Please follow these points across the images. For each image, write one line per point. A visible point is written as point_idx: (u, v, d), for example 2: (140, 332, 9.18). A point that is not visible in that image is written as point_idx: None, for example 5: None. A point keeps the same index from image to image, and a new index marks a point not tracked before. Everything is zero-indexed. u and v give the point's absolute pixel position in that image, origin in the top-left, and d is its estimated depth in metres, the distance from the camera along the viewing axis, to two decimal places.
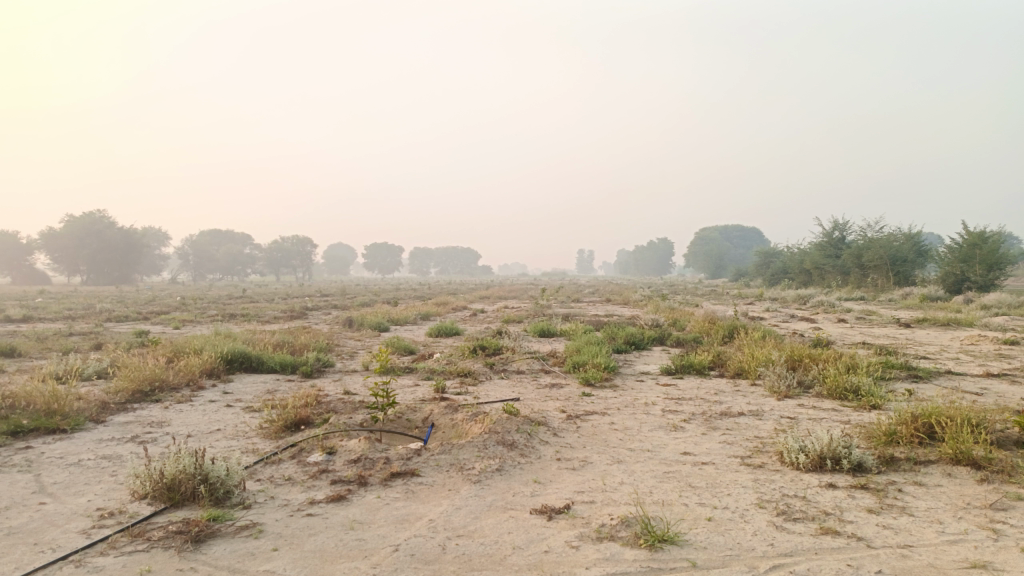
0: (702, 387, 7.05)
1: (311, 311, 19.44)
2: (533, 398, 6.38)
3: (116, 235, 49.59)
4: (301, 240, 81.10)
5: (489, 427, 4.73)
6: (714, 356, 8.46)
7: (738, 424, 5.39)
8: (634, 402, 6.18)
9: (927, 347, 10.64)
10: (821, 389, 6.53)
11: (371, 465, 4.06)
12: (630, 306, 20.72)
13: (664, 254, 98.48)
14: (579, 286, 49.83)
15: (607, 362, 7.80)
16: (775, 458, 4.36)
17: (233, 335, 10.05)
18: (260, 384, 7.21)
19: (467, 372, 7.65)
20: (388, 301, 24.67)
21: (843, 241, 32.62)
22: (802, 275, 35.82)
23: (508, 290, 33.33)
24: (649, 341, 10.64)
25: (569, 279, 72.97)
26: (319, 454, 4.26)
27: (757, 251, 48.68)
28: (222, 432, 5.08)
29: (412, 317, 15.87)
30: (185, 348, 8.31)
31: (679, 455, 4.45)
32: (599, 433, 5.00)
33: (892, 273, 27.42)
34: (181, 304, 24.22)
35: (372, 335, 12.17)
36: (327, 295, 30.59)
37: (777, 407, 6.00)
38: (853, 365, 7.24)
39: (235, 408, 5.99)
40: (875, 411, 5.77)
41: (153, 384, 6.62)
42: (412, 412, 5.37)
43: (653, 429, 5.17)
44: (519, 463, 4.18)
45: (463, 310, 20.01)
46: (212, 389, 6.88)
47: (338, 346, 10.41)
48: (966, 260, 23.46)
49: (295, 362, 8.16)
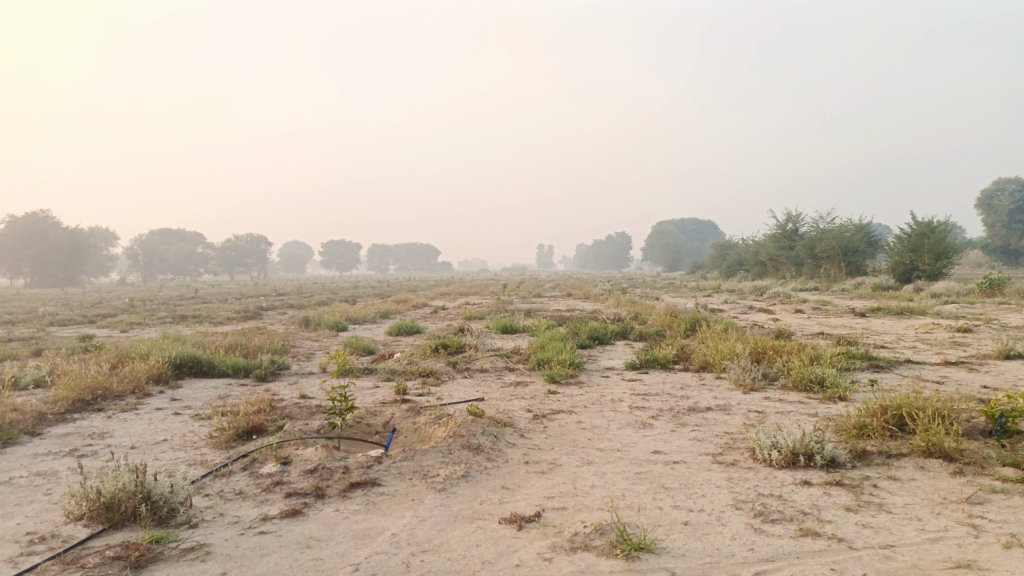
0: (668, 382, 6.96)
1: (267, 311, 18.96)
2: (497, 397, 6.20)
3: (61, 236, 47.92)
4: (256, 238, 79.50)
5: (453, 430, 4.54)
6: (679, 349, 8.39)
7: (707, 419, 5.29)
8: (601, 400, 6.04)
9: (885, 337, 10.78)
10: (786, 381, 6.49)
11: (329, 475, 3.84)
12: (591, 300, 20.68)
13: (622, 247, 99.28)
14: (539, 280, 49.83)
15: (572, 358, 7.67)
16: (747, 454, 4.26)
17: (183, 337, 9.66)
18: (211, 389, 6.89)
19: (429, 372, 7.43)
20: (347, 299, 24.24)
21: (796, 232, 33.18)
22: (757, 267, 36.36)
23: (468, 286, 33.14)
24: (612, 335, 10.55)
25: (530, 272, 72.90)
26: (273, 464, 4.02)
27: (713, 243, 49.32)
28: (169, 443, 4.78)
29: (371, 315, 15.55)
30: (130, 352, 7.92)
31: (650, 454, 4.32)
32: (567, 433, 4.85)
33: (844, 263, 27.97)
34: (131, 305, 23.44)
35: (330, 335, 11.85)
36: (283, 294, 30.03)
37: (744, 401, 5.94)
38: (817, 356, 7.23)
39: (184, 416, 5.68)
40: (842, 403, 5.74)
41: (95, 393, 6.26)
42: (372, 416, 5.15)
43: (622, 427, 5.04)
44: (486, 468, 4.00)
45: (423, 307, 19.75)
46: (160, 396, 6.54)
47: (295, 347, 10.09)
48: (915, 250, 24.02)
49: (248, 365, 7.84)
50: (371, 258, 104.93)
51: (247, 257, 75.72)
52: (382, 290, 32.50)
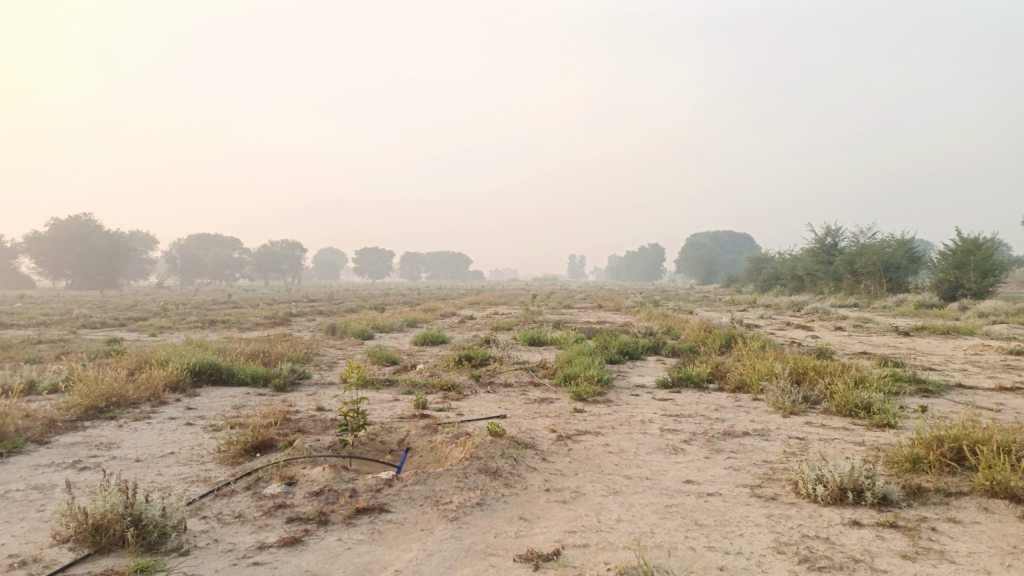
0: (702, 402, 6.60)
1: (295, 318, 18.93)
2: (520, 415, 5.91)
3: (102, 240, 48.92)
4: (291, 244, 80.43)
5: (470, 451, 4.27)
6: (713, 367, 8.01)
7: (744, 445, 4.94)
8: (630, 420, 5.72)
9: (932, 358, 10.23)
10: (829, 405, 6.09)
11: (335, 499, 3.59)
12: (622, 313, 20.24)
13: (655, 259, 98.36)
14: (570, 290, 49.38)
15: (600, 374, 7.35)
16: (788, 487, 3.91)
17: (207, 343, 9.54)
18: (228, 399, 6.71)
19: (451, 386, 7.18)
20: (377, 307, 24.16)
21: (834, 247, 32.37)
22: (795, 281, 35.52)
23: (499, 295, 32.93)
24: (643, 351, 10.19)
25: (562, 283, 72.66)
26: (277, 484, 3.78)
27: (749, 257, 48.39)
28: (175, 457, 4.58)
29: (398, 324, 15.37)
30: (150, 358, 7.81)
31: (682, 484, 3.99)
32: (593, 458, 4.54)
33: (885, 279, 27.13)
34: (165, 309, 23.65)
35: (355, 343, 11.67)
36: (313, 301, 30.05)
37: (784, 426, 5.56)
38: (862, 379, 6.80)
39: (196, 427, 5.49)
40: (890, 431, 5.33)
41: (109, 400, 6.11)
42: (387, 432, 4.90)
43: (651, 452, 4.71)
44: (503, 496, 3.71)
45: (451, 316, 19.51)
46: (174, 405, 6.38)
47: (318, 355, 9.92)
48: (960, 266, 23.16)
49: (268, 374, 7.66)
50: (404, 265, 105.50)
51: (281, 263, 76.60)
52: (412, 299, 32.41)
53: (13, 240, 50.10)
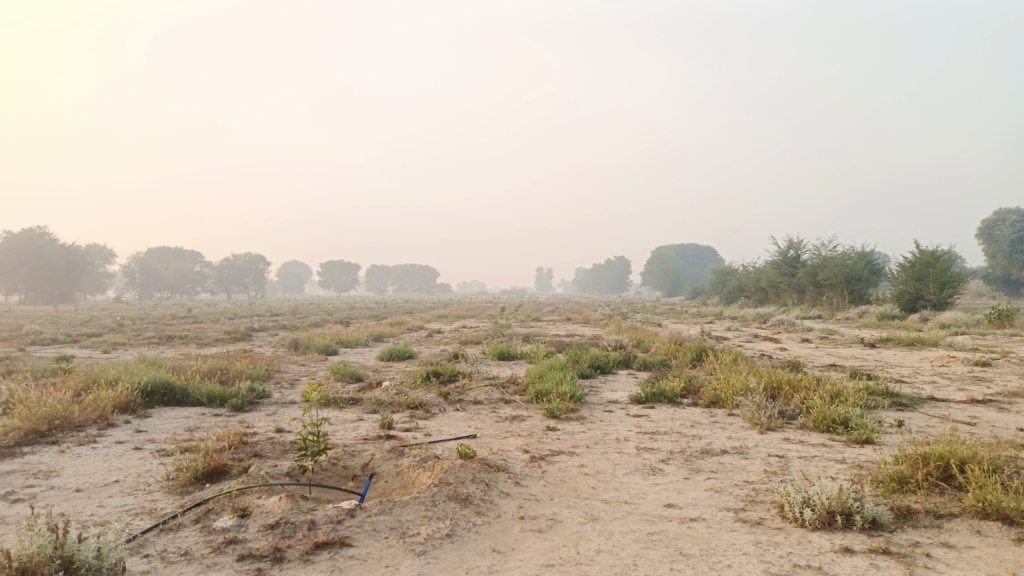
0: (677, 419, 6.43)
1: (257, 334, 18.39)
2: (491, 434, 5.67)
3: (58, 252, 47.45)
4: (255, 257, 79.09)
5: (439, 476, 4.03)
6: (687, 381, 7.86)
7: (723, 464, 4.77)
8: (605, 439, 5.51)
9: (900, 370, 10.23)
10: (806, 420, 5.97)
11: (292, 532, 3.31)
12: (591, 326, 20.10)
13: (621, 271, 98.94)
14: (538, 303, 49.24)
15: (572, 390, 7.14)
16: (773, 510, 3.73)
17: (161, 361, 9.12)
18: (181, 420, 6.35)
19: (418, 404, 6.90)
20: (342, 321, 23.72)
21: (797, 259, 32.76)
22: (760, 293, 35.83)
23: (466, 308, 32.63)
24: (614, 364, 10.03)
25: (529, 295, 72.80)
26: (229, 516, 3.49)
27: (713, 269, 48.87)
28: (119, 486, 4.24)
29: (363, 338, 15.00)
30: (99, 378, 7.39)
31: (663, 509, 3.79)
32: (568, 481, 4.32)
33: (847, 291, 27.49)
34: (122, 325, 22.90)
35: (318, 360, 11.28)
36: (276, 315, 29.43)
37: (762, 442, 5.41)
38: (837, 393, 6.70)
39: (144, 452, 5.13)
40: (870, 447, 5.22)
41: (51, 423, 5.71)
42: (350, 457, 4.62)
43: (628, 474, 4.51)
44: (474, 525, 3.47)
45: (418, 330, 19.17)
46: (123, 427, 6.01)
47: (279, 372, 9.56)
48: (919, 278, 23.55)
49: (225, 394, 7.30)
50: (370, 278, 104.52)
51: (244, 276, 75.28)
52: (378, 313, 31.91)
53: None
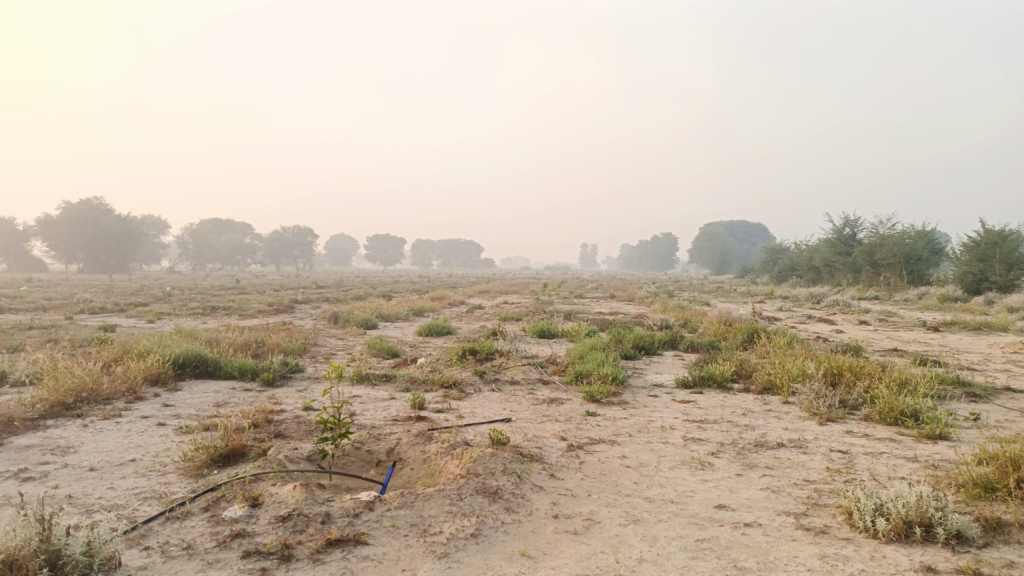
0: (727, 406, 6.00)
1: (300, 306, 18.41)
2: (527, 418, 5.34)
3: (114, 223, 48.61)
4: (303, 230, 79.93)
5: (467, 466, 3.71)
6: (738, 365, 7.39)
7: (780, 459, 4.35)
8: (649, 427, 5.14)
9: (969, 356, 9.55)
10: (870, 411, 5.49)
11: (304, 526, 3.03)
12: (636, 304, 19.55)
13: (668, 248, 97.35)
14: (582, 278, 48.65)
15: (615, 372, 6.76)
16: (841, 517, 3.31)
17: (198, 332, 9.02)
18: (210, 395, 6.18)
19: (452, 382, 6.61)
20: (384, 294, 23.71)
21: (853, 237, 31.51)
22: (812, 273, 34.65)
23: (510, 284, 32.34)
24: (660, 345, 9.60)
25: (573, 272, 72.35)
26: (239, 506, 3.23)
27: (763, 248, 47.52)
28: (134, 466, 4.04)
29: (403, 312, 14.82)
30: (132, 349, 7.28)
31: (713, 511, 3.41)
32: (608, 474, 3.96)
33: (905, 271, 26.31)
34: (170, 294, 23.23)
35: (356, 334, 11.09)
36: (319, 288, 29.58)
37: (822, 436, 4.96)
38: (903, 381, 6.18)
39: (167, 429, 4.95)
40: (944, 444, 4.73)
41: (78, 396, 5.59)
42: (375, 440, 4.33)
43: (674, 468, 4.12)
44: (502, 525, 3.15)
45: (459, 305, 18.94)
46: (151, 401, 5.86)
47: (316, 346, 9.39)
48: (984, 259, 22.32)
49: (256, 367, 7.12)
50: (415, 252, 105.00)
51: (292, 249, 76.36)
52: (421, 286, 31.93)
53: (25, 225, 50.04)
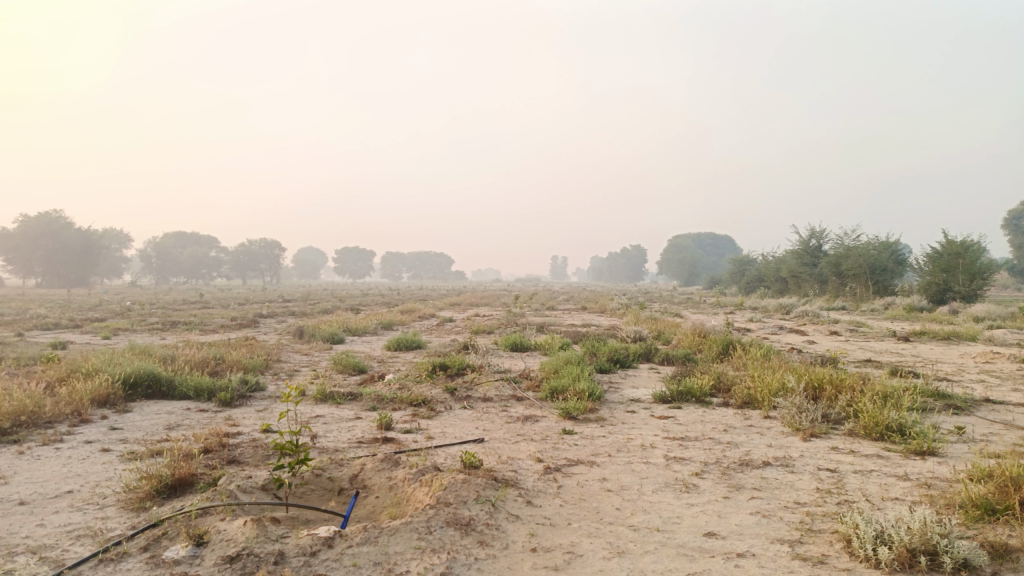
0: (707, 421, 5.78)
1: (264, 320, 17.86)
2: (501, 438, 5.07)
3: (73, 236, 47.30)
4: (270, 243, 78.67)
5: (437, 494, 3.43)
6: (716, 378, 7.20)
7: (768, 479, 4.13)
8: (628, 446, 4.90)
9: (943, 367, 9.49)
10: (854, 426, 5.32)
11: (254, 568, 2.71)
12: (607, 316, 19.36)
13: (637, 261, 97.83)
14: (553, 290, 48.46)
15: (591, 388, 6.52)
16: (839, 544, 3.09)
17: (153, 349, 8.58)
18: (162, 417, 5.79)
19: (422, 400, 6.31)
20: (352, 307, 23.27)
21: (819, 249, 31.83)
22: (780, 284, 34.93)
23: (481, 296, 32.02)
24: (634, 358, 9.39)
25: (543, 284, 72.36)
26: (182, 546, 2.90)
27: (731, 259, 47.90)
28: (70, 499, 3.67)
29: (371, 326, 14.44)
30: (79, 368, 6.85)
31: (703, 540, 3.16)
32: (588, 500, 3.70)
33: (871, 282, 26.60)
34: (130, 309, 22.48)
35: (322, 349, 10.72)
36: (285, 301, 28.98)
37: (808, 453, 4.77)
38: (884, 394, 6.04)
39: (111, 455, 4.57)
40: (932, 460, 4.56)
41: (16, 420, 5.17)
42: (338, 466, 4.02)
43: (658, 491, 3.87)
44: (476, 561, 2.86)
45: (429, 318, 18.60)
46: (98, 425, 5.46)
47: (279, 362, 9.00)
48: (948, 269, 22.59)
49: (213, 385, 6.74)
50: (384, 265, 104.08)
51: (259, 262, 75.11)
52: (390, 299, 31.52)
53: None
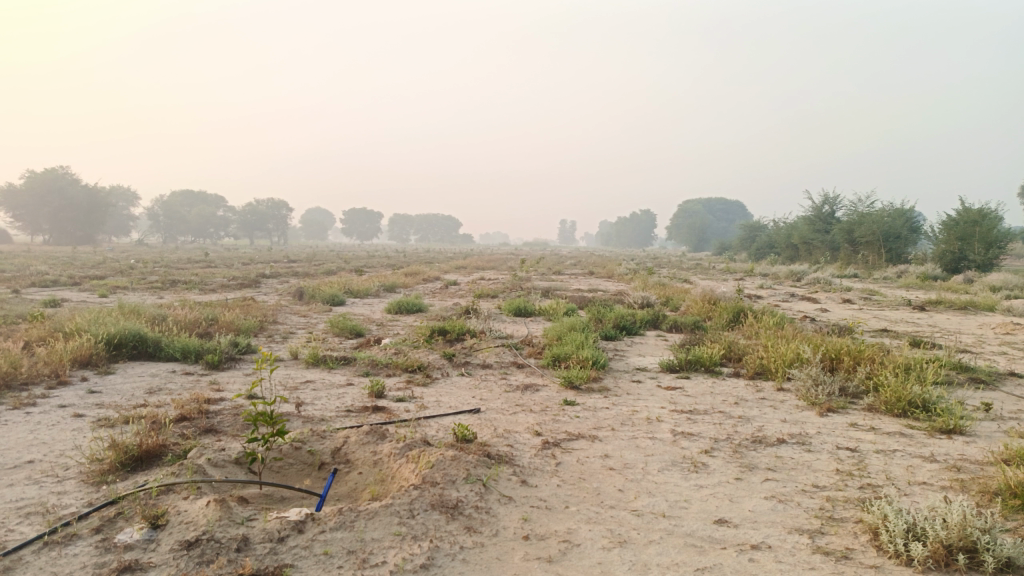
0: (717, 393, 5.48)
1: (266, 280, 17.61)
2: (498, 408, 4.78)
3: (81, 193, 47.08)
4: (277, 203, 78.21)
5: (423, 473, 3.14)
6: (727, 347, 6.88)
7: (783, 459, 3.83)
8: (634, 419, 4.61)
9: (962, 338, 9.12)
10: (875, 401, 5.01)
11: (213, 556, 2.42)
12: (614, 281, 19.00)
13: (646, 226, 97.00)
14: (561, 254, 47.95)
15: (595, 356, 6.21)
16: (864, 537, 2.79)
17: (144, 308, 8.31)
18: (144, 380, 5.52)
19: (417, 366, 6.02)
20: (357, 269, 23.02)
21: (832, 215, 31.22)
22: (791, 251, 34.43)
23: (488, 260, 31.64)
24: (641, 324, 9.08)
25: (551, 249, 71.88)
26: (136, 529, 2.62)
27: (742, 225, 47.21)
28: (29, 471, 3.39)
29: (374, 288, 14.14)
30: (63, 327, 6.58)
31: (713, 528, 2.87)
32: (588, 479, 3.40)
33: (884, 249, 26.08)
34: (134, 267, 22.29)
35: (321, 311, 10.44)
36: (291, 262, 28.71)
37: (825, 429, 4.47)
38: (905, 366, 5.70)
39: (84, 421, 4.30)
40: (960, 440, 4.25)
41: None
42: (320, 438, 3.73)
43: (664, 470, 3.58)
44: (461, 551, 2.58)
45: (434, 281, 18.31)
46: (76, 388, 5.20)
47: (274, 324, 8.73)
48: (964, 237, 22.03)
49: (201, 347, 6.46)
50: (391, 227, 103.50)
51: (267, 222, 74.85)
52: (395, 261, 31.18)
53: None
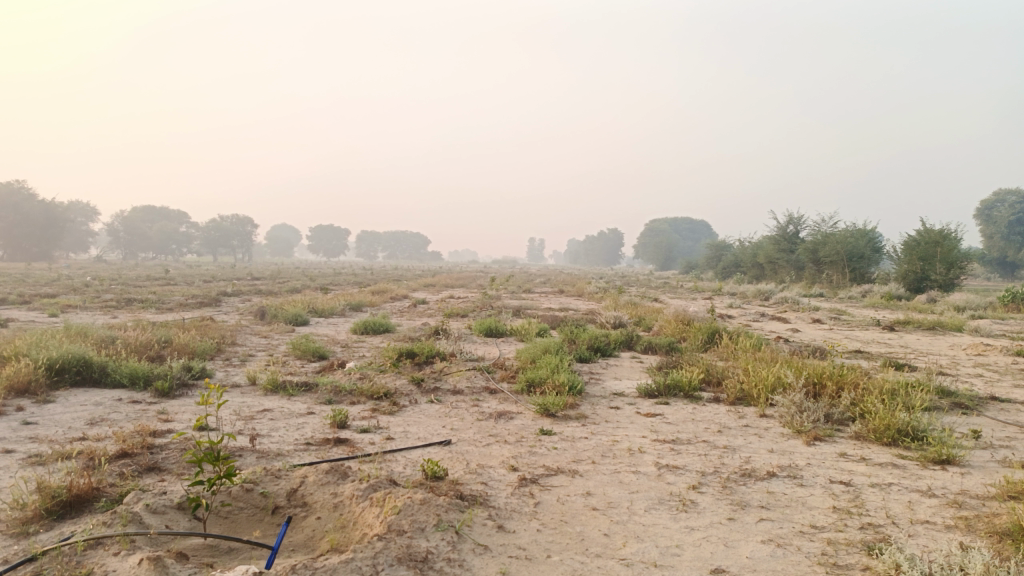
0: (699, 421, 5.24)
1: (227, 299, 17.03)
2: (471, 439, 4.48)
3: (36, 209, 45.63)
4: (241, 218, 76.85)
5: (389, 520, 2.82)
6: (705, 370, 6.66)
7: (776, 496, 3.59)
8: (615, 450, 4.33)
9: (936, 360, 9.04)
10: (863, 429, 4.80)
11: None
12: (584, 300, 18.78)
13: (613, 244, 97.54)
14: (530, 272, 47.64)
15: (571, 381, 5.94)
16: None
17: (93, 330, 7.81)
18: (86, 409, 5.09)
19: (384, 393, 5.68)
20: (321, 287, 22.55)
21: (796, 235, 31.52)
22: (756, 269, 34.68)
23: (456, 277, 31.19)
24: (615, 345, 8.85)
25: (519, 267, 71.65)
26: None
27: (708, 245, 47.53)
28: None
29: (339, 307, 13.69)
30: (0, 351, 6.10)
31: None
32: (570, 522, 3.11)
33: (848, 269, 26.33)
34: (89, 285, 21.41)
35: (283, 332, 10.00)
36: (255, 280, 27.96)
37: (815, 460, 4.25)
38: (890, 391, 5.52)
39: (14, 457, 3.89)
40: (954, 471, 4.05)
41: None
42: (275, 477, 3.39)
43: (651, 510, 3.31)
44: None
45: (402, 300, 17.90)
46: (9, 419, 4.75)
47: (232, 346, 8.29)
48: (926, 258, 22.30)
49: (151, 372, 6.03)
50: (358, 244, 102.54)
51: (231, 239, 73.50)
52: (362, 279, 30.54)
53: None
